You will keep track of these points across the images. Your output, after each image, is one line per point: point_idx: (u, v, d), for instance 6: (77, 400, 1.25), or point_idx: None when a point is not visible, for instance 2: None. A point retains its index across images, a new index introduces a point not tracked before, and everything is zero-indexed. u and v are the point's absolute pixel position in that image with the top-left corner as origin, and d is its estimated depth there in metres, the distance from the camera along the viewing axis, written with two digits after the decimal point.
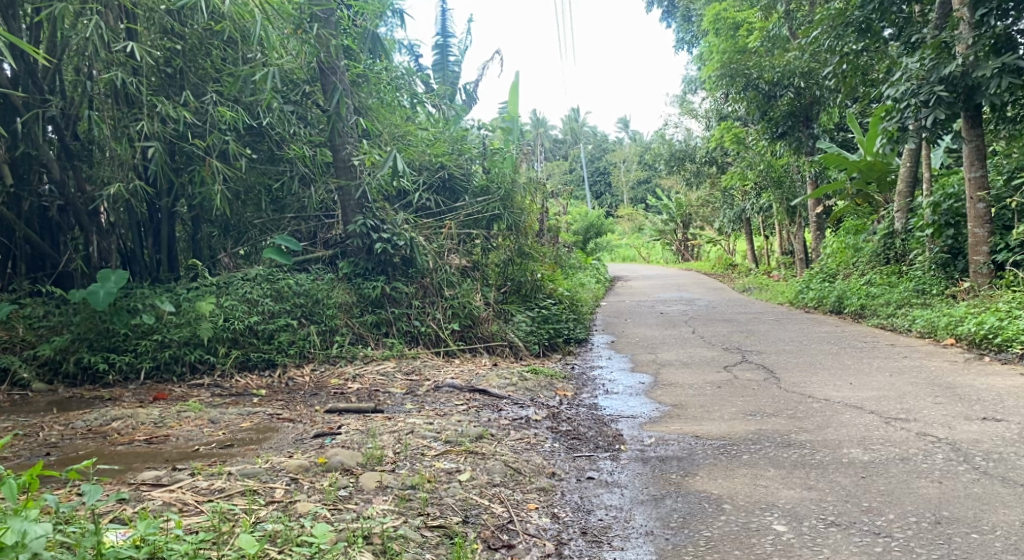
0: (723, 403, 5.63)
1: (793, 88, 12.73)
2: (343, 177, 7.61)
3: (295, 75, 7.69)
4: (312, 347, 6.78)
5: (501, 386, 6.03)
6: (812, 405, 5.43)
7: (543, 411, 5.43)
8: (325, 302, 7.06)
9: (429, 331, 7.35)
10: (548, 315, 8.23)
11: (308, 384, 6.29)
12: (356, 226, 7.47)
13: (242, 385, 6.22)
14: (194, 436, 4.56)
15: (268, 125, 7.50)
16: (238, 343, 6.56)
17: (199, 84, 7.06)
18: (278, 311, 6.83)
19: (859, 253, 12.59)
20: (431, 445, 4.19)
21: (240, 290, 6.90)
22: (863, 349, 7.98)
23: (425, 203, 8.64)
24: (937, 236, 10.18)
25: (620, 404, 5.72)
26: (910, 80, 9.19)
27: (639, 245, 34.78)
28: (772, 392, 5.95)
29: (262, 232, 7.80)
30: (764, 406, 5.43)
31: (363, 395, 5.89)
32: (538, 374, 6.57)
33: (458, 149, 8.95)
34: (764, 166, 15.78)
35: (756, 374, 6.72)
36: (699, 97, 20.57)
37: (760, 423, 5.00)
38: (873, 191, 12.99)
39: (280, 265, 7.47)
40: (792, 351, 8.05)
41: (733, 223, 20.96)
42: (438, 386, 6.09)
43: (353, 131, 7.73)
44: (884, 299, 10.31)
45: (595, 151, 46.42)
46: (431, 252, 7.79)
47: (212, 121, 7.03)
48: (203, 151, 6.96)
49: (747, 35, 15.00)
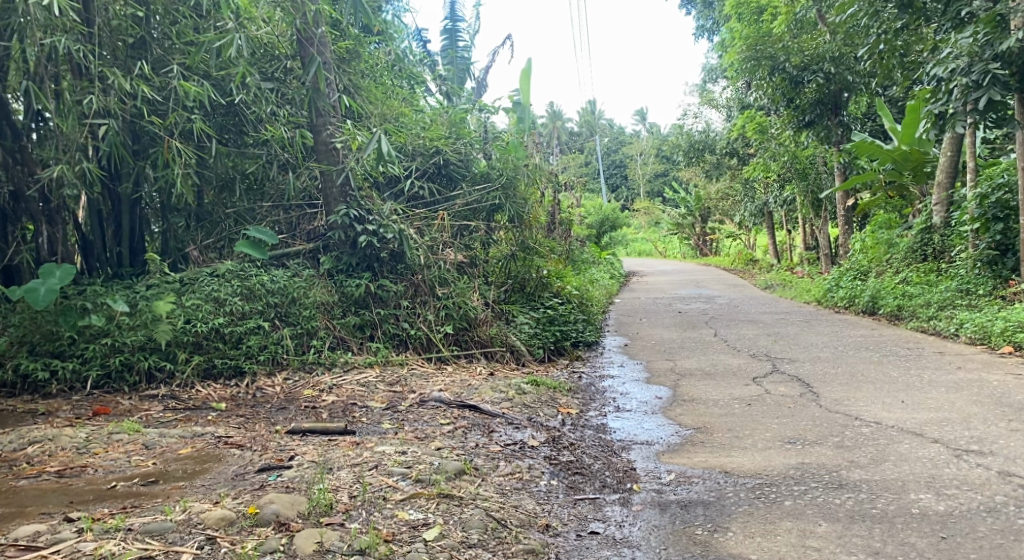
0: (754, 426, 4.79)
1: (822, 74, 11.71)
2: (325, 162, 6.81)
3: (276, 50, 6.99)
4: (285, 353, 5.97)
5: (495, 402, 5.23)
6: (861, 430, 4.59)
7: (541, 434, 4.66)
8: (303, 302, 6.24)
9: (419, 334, 6.56)
10: (554, 316, 7.57)
11: (278, 396, 5.52)
12: (338, 216, 6.63)
13: (202, 397, 5.45)
14: (116, 468, 3.77)
15: (242, 103, 6.69)
16: (202, 348, 5.78)
17: (162, 56, 6.29)
18: (248, 312, 5.98)
19: (893, 248, 11.50)
20: (397, 486, 3.41)
21: (206, 288, 6.06)
22: (908, 357, 7.08)
23: (418, 192, 7.76)
24: (983, 231, 9.22)
25: (632, 425, 4.94)
26: (962, 57, 8.17)
27: (657, 239, 33.82)
28: (811, 412, 5.09)
29: (236, 223, 6.96)
30: (804, 431, 4.60)
31: (337, 412, 5.12)
32: (540, 386, 5.78)
33: (455, 132, 8.04)
34: (787, 157, 14.83)
35: (790, 388, 5.87)
36: (719, 86, 19.61)
37: (800, 454, 4.18)
38: (908, 181, 12.01)
39: (255, 259, 6.67)
40: (828, 359, 7.17)
41: (754, 217, 19.97)
42: (423, 401, 5.31)
43: (337, 110, 6.96)
44: (923, 300, 9.40)
45: (612, 143, 45.43)
46: (424, 246, 6.99)
47: (175, 97, 6.25)
48: (164, 131, 6.17)
49: (771, 20, 14.06)
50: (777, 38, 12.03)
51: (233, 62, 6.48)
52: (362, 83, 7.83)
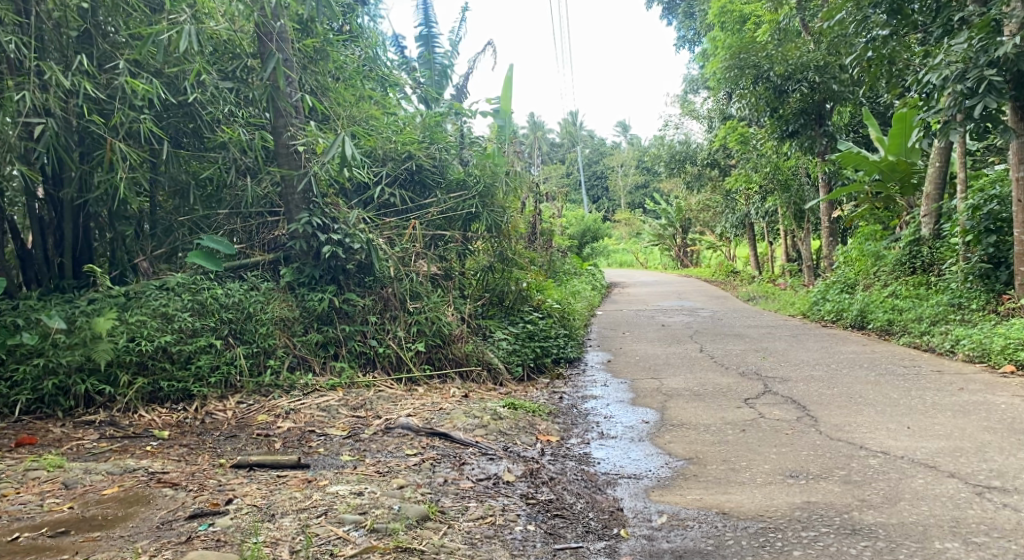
0: (751, 457, 4.37)
1: (806, 83, 11.38)
2: (286, 166, 6.29)
3: (237, 47, 6.50)
4: (239, 374, 5.48)
5: (468, 429, 4.77)
6: (868, 461, 4.19)
7: (518, 466, 4.22)
8: (260, 318, 5.74)
9: (388, 352, 6.12)
10: (534, 332, 7.30)
11: (229, 423, 5.02)
12: (300, 225, 6.16)
13: (144, 424, 4.93)
14: (23, 514, 3.26)
15: (198, 103, 6.19)
16: (146, 368, 5.23)
17: (109, 51, 5.77)
18: (199, 328, 5.44)
19: (880, 261, 11.11)
20: (349, 539, 2.99)
21: (153, 302, 5.51)
22: (906, 376, 6.71)
23: (388, 200, 7.26)
24: (975, 243, 8.85)
25: (617, 455, 4.50)
26: (955, 64, 7.83)
27: (637, 250, 33.50)
28: (810, 440, 4.69)
29: (190, 232, 6.46)
30: (805, 463, 4.19)
31: (292, 441, 4.66)
32: (517, 410, 5.33)
33: (429, 137, 7.57)
34: (770, 168, 14.53)
35: (785, 412, 5.46)
36: (700, 96, 19.34)
37: (804, 491, 3.78)
38: (894, 192, 11.67)
39: (208, 271, 6.16)
40: (822, 378, 6.77)
41: (735, 228, 19.66)
42: (389, 428, 4.84)
43: (300, 110, 6.46)
44: (914, 314, 9.11)
45: (592, 154, 45.19)
46: (394, 257, 6.53)
47: (123, 95, 5.73)
48: (108, 131, 5.63)
49: (754, 29, 13.74)
50: (761, 46, 11.62)
51: (187, 57, 6.00)
52: (330, 84, 7.37)
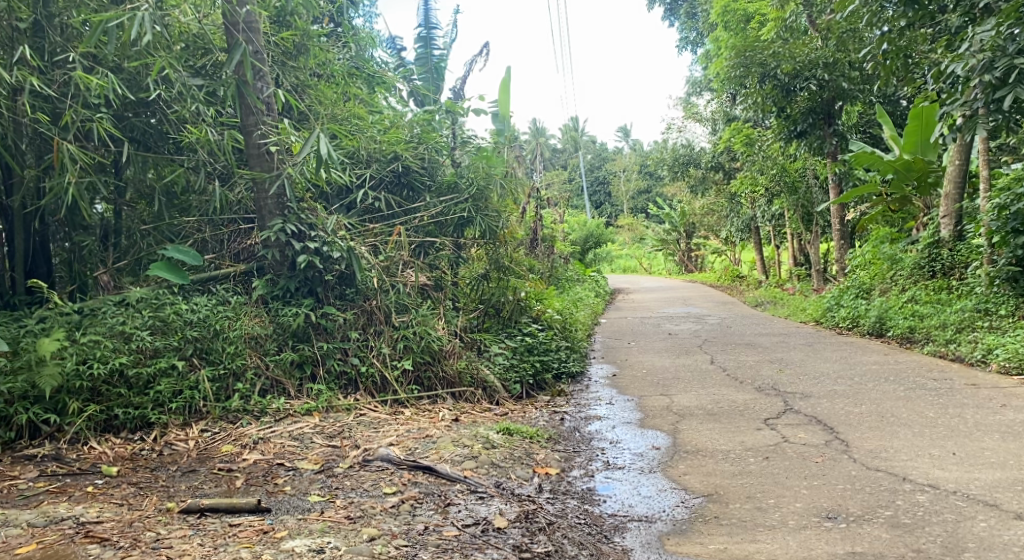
0: (779, 492, 3.81)
1: (815, 81, 10.74)
2: (257, 168, 5.74)
3: (208, 42, 6.02)
4: (204, 399, 4.92)
5: (456, 461, 4.22)
6: (916, 497, 3.65)
7: (513, 508, 3.68)
8: (228, 335, 5.18)
9: (371, 372, 5.57)
10: (533, 345, 6.77)
11: (190, 455, 4.47)
12: (273, 232, 5.61)
13: (92, 459, 4.36)
14: None
15: (162, 101, 5.65)
16: (99, 395, 4.66)
17: (59, 43, 5.21)
18: (161, 349, 4.90)
19: (897, 265, 10.46)
20: None
21: (110, 321, 4.97)
22: (939, 391, 6.14)
23: (372, 204, 6.74)
24: (1002, 245, 8.23)
25: (625, 491, 3.95)
26: (981, 54, 7.13)
27: (640, 256, 32.79)
28: (845, 470, 4.14)
29: (156, 242, 5.94)
30: (843, 500, 3.65)
31: (257, 478, 4.12)
32: (512, 436, 4.78)
33: (418, 136, 7.06)
34: (777, 170, 13.96)
35: (812, 435, 4.90)
36: (704, 98, 18.77)
37: (846, 540, 3.26)
38: (912, 193, 11.05)
39: (174, 285, 5.63)
40: (846, 394, 6.21)
41: (742, 232, 19.07)
42: (367, 461, 4.29)
43: (272, 107, 5.89)
44: (938, 321, 8.53)
45: (594, 160, 44.65)
46: (377, 267, 6.02)
47: (76, 92, 5.18)
48: (56, 130, 5.07)
49: (759, 27, 13.16)
50: (767, 44, 11.00)
51: (149, 51, 5.45)
52: (311, 81, 6.88)
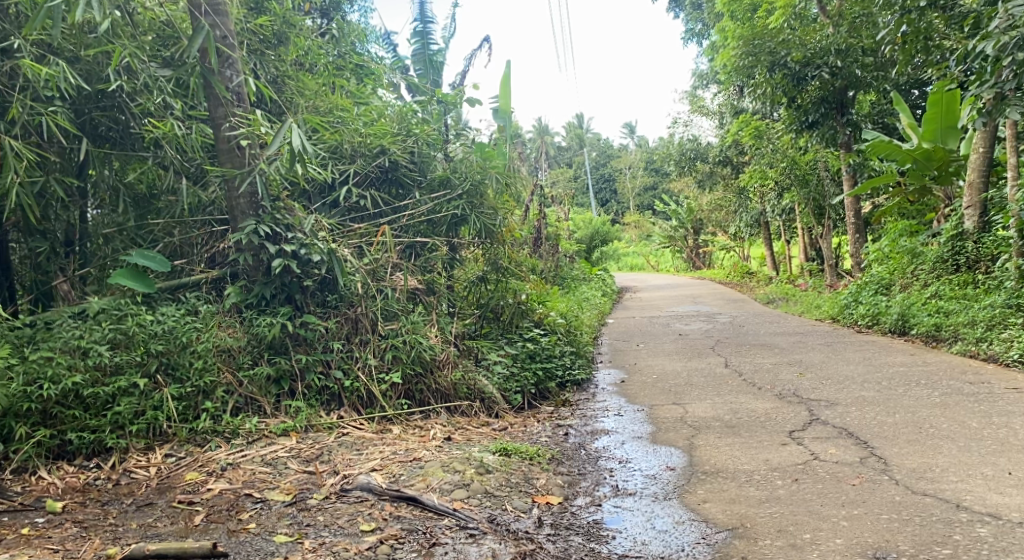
0: (815, 524, 3.32)
1: (828, 68, 10.15)
2: (228, 165, 5.25)
3: (173, 29, 5.53)
4: (168, 421, 4.44)
5: (445, 491, 3.73)
6: (976, 531, 3.16)
7: (508, 549, 3.20)
8: (196, 349, 4.70)
9: (356, 385, 5.08)
10: (534, 351, 6.30)
11: (150, 485, 4.00)
12: (245, 234, 5.11)
13: (38, 492, 3.89)
14: None
15: (123, 94, 5.17)
16: (50, 418, 4.19)
17: (7, 28, 4.71)
18: (121, 365, 4.42)
19: (918, 258, 9.90)
20: None
21: (66, 335, 4.49)
22: (978, 397, 5.60)
23: (357, 202, 6.23)
24: None
25: (636, 524, 3.46)
26: (1013, 30, 6.44)
27: (647, 254, 32.23)
28: (888, 493, 3.64)
29: (123, 247, 5.49)
30: (890, 535, 3.16)
31: (219, 512, 3.64)
32: (510, 457, 4.29)
33: (406, 129, 6.52)
34: (787, 163, 13.41)
35: (845, 451, 4.39)
36: (710, 91, 18.22)
37: None
38: (931, 183, 10.42)
39: (140, 294, 5.17)
40: (877, 401, 5.68)
41: (750, 227, 18.51)
42: (345, 490, 3.81)
43: (243, 98, 5.39)
44: (966, 317, 7.99)
45: (599, 157, 44.06)
46: (362, 270, 5.51)
47: (26, 84, 4.69)
48: (2, 126, 4.58)
49: (767, 16, 12.61)
50: (776, 32, 10.46)
51: (106, 38, 4.97)
52: (292, 72, 6.41)
